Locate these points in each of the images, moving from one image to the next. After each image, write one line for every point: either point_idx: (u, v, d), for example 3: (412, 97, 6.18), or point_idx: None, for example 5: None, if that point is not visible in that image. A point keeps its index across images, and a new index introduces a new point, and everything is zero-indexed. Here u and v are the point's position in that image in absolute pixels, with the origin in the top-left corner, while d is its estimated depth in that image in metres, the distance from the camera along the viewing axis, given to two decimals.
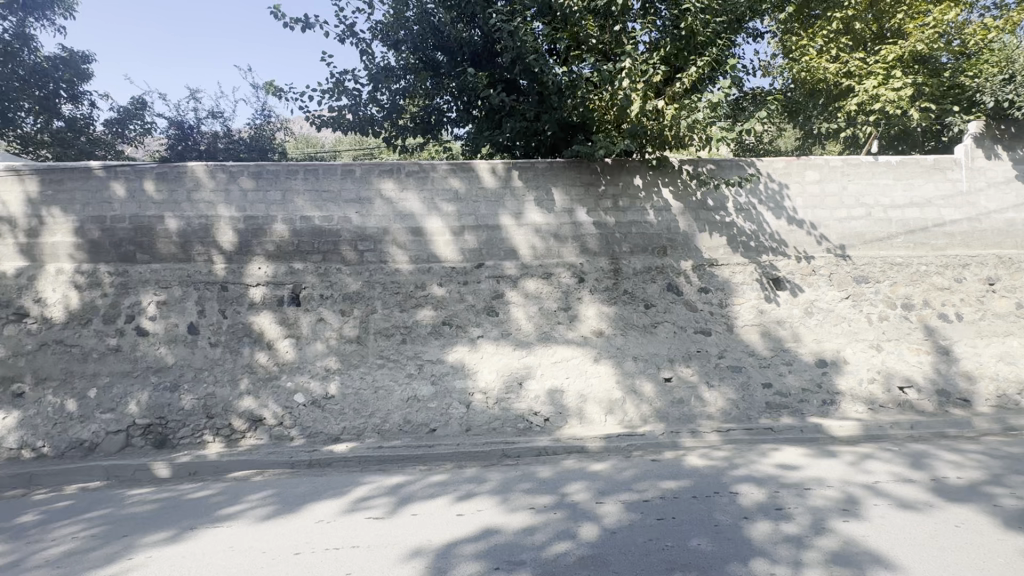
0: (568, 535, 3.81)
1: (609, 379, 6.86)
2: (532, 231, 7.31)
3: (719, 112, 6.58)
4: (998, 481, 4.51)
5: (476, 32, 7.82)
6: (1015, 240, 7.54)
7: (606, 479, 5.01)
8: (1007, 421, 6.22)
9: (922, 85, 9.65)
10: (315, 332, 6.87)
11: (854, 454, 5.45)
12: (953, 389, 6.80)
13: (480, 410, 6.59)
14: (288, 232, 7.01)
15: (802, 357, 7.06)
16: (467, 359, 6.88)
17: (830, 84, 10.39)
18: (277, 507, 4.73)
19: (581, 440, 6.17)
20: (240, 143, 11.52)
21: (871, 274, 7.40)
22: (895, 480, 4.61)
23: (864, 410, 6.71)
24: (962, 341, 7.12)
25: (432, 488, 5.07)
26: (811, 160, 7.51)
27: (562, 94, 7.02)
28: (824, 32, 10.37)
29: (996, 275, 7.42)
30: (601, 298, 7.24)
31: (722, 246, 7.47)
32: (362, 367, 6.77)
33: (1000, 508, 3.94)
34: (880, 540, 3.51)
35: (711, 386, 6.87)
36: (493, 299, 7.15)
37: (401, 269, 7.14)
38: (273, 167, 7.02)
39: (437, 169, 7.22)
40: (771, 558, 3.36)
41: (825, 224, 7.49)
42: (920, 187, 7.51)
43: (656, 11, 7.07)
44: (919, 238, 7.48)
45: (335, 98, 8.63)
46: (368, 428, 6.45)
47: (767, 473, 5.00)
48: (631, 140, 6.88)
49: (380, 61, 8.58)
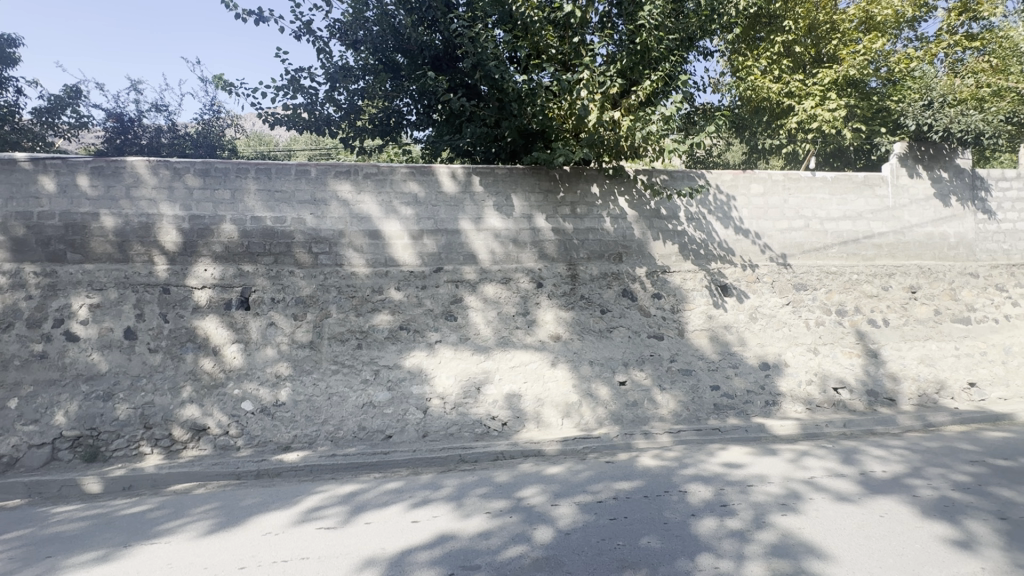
0: (523, 539, 3.83)
1: (566, 383, 6.95)
2: (491, 236, 7.35)
3: (672, 126, 6.76)
4: (917, 473, 4.91)
5: (437, 35, 7.72)
6: (934, 252, 8.24)
7: (561, 482, 5.09)
8: (926, 419, 6.73)
9: (855, 107, 10.55)
10: (265, 337, 6.61)
11: (793, 452, 5.77)
12: (881, 390, 7.30)
13: (438, 416, 6.52)
14: (236, 233, 6.72)
15: (746, 361, 7.40)
16: (425, 364, 6.80)
17: (772, 103, 10.87)
18: (220, 520, 4.51)
19: (538, 444, 6.22)
20: (186, 139, 10.98)
21: (810, 282, 7.89)
22: (829, 475, 4.93)
23: (802, 410, 7.11)
24: (888, 345, 7.69)
25: (388, 495, 4.99)
26: (755, 175, 7.94)
27: (521, 101, 7.05)
28: (767, 55, 10.82)
29: (918, 284, 8.07)
30: (559, 303, 7.36)
31: (674, 253, 7.76)
32: (315, 374, 6.57)
33: (917, 498, 4.29)
34: (814, 532, 3.74)
35: (663, 389, 7.09)
36: (452, 304, 7.12)
37: (357, 273, 6.99)
38: (221, 164, 6.72)
39: (397, 172, 7.13)
40: (717, 552, 3.51)
41: (768, 234, 7.93)
42: (852, 202, 8.11)
43: (615, 26, 7.31)
44: (852, 249, 8.06)
45: (290, 96, 8.38)
46: (321, 436, 6.26)
47: (713, 472, 5.21)
48: (588, 149, 7.03)
49: (338, 61, 8.41)
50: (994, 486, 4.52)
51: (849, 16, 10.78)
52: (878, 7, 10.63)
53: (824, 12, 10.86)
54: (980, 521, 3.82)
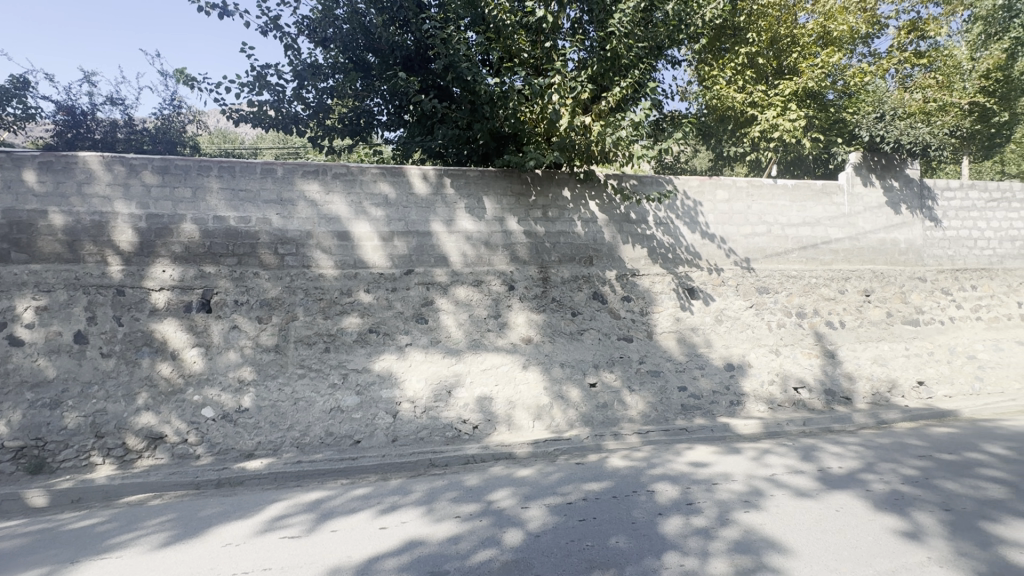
0: (492, 542, 3.82)
1: (537, 386, 6.97)
2: (462, 238, 7.32)
3: (641, 132, 6.90)
4: (870, 468, 5.14)
5: (409, 36, 7.65)
6: (886, 257, 8.68)
7: (532, 484, 5.10)
8: (879, 416, 7.03)
9: (814, 118, 11.01)
10: (227, 341, 6.39)
11: (756, 450, 5.96)
12: (837, 389, 7.60)
13: (408, 420, 6.43)
14: (197, 233, 6.48)
15: (712, 362, 7.59)
16: (395, 368, 6.71)
17: (737, 112, 11.14)
18: (176, 532, 4.32)
19: (509, 447, 6.21)
20: (144, 134, 10.55)
21: (772, 285, 8.18)
22: (789, 472, 5.11)
23: (765, 409, 7.32)
24: (844, 346, 8.03)
25: (355, 502, 4.89)
26: (720, 181, 8.18)
27: (493, 104, 7.06)
28: (732, 65, 11.13)
29: (871, 287, 8.47)
30: (530, 306, 7.40)
31: (643, 257, 7.91)
32: (281, 378, 6.39)
33: (870, 492, 4.49)
34: (774, 527, 3.86)
35: (633, 391, 7.19)
36: (423, 306, 7.05)
37: (325, 275, 6.84)
38: (182, 162, 6.47)
39: (367, 173, 7.03)
40: (683, 550, 3.58)
41: (732, 239, 8.18)
42: (811, 209, 8.46)
43: (586, 32, 7.42)
44: (811, 254, 8.40)
45: (255, 92, 8.14)
46: (286, 443, 6.08)
47: (681, 471, 5.33)
48: (560, 153, 7.08)
49: (306, 58, 8.23)
50: (939, 479, 4.78)
51: (808, 31, 11.15)
52: (834, 22, 11.12)
53: (785, 26, 11.30)
54: (927, 513, 4.03)
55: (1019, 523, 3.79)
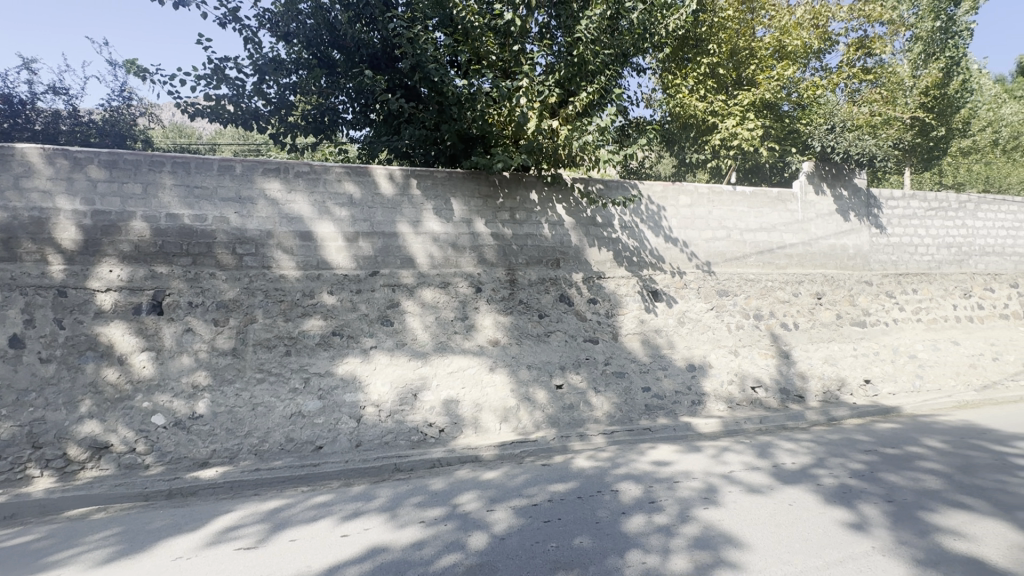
0: (457, 546, 3.79)
1: (504, 388, 6.96)
2: (429, 239, 7.26)
3: (607, 137, 7.02)
4: (821, 463, 5.39)
5: (376, 34, 7.51)
6: (836, 262, 9.13)
7: (498, 487, 5.10)
8: (829, 413, 7.37)
9: (769, 128, 11.50)
10: (180, 344, 6.10)
11: (715, 448, 6.14)
12: (791, 388, 7.92)
13: (372, 424, 6.30)
14: (148, 231, 6.17)
15: (675, 363, 7.78)
16: (359, 371, 6.57)
17: (698, 120, 11.45)
18: (121, 547, 4.09)
19: (476, 450, 6.18)
20: (90, 126, 9.94)
21: (731, 288, 8.46)
22: (745, 468, 5.29)
23: (724, 408, 7.55)
24: (798, 346, 8.39)
25: (314, 510, 4.75)
26: (683, 187, 8.42)
27: (461, 106, 7.03)
28: (694, 74, 11.47)
29: (823, 291, 8.89)
30: (498, 308, 7.40)
31: (609, 260, 8.05)
32: (238, 383, 6.15)
33: (821, 486, 4.71)
34: (731, 523, 3.99)
35: (598, 392, 7.29)
36: (388, 308, 6.94)
37: (286, 276, 6.63)
38: (132, 156, 6.16)
39: (331, 171, 6.87)
40: (645, 548, 3.65)
41: (694, 243, 8.43)
42: (768, 215, 8.81)
43: (554, 38, 7.50)
44: (767, 258, 8.75)
45: (213, 86, 7.83)
46: (244, 450, 5.85)
47: (644, 470, 5.44)
48: (527, 156, 7.13)
49: (267, 52, 7.98)
50: (883, 472, 5.07)
51: (765, 44, 11.68)
52: (789, 37, 11.62)
53: (743, 39, 11.71)
54: (871, 505, 4.25)
55: (954, 512, 4.05)
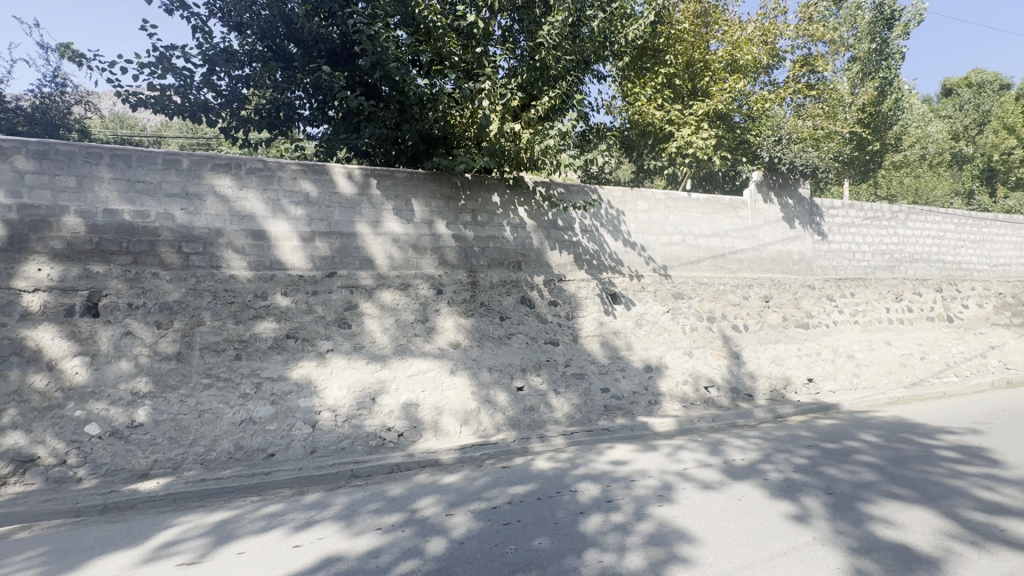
0: (414, 553, 3.72)
1: (464, 391, 6.92)
2: (389, 240, 7.13)
3: (569, 141, 7.11)
4: (768, 459, 5.65)
5: (334, 28, 7.30)
6: (782, 266, 9.62)
7: (457, 491, 5.05)
8: (776, 411, 7.72)
9: (722, 138, 11.97)
10: (118, 348, 5.73)
11: (670, 447, 6.32)
12: (742, 387, 8.26)
13: (328, 430, 6.12)
14: (84, 227, 5.77)
15: (632, 364, 7.96)
16: (314, 375, 6.36)
17: (656, 128, 11.81)
18: (48, 568, 3.79)
19: (435, 454, 6.11)
20: (18, 113, 9.19)
21: (686, 291, 8.75)
22: (698, 466, 5.48)
23: (679, 407, 7.78)
24: (748, 347, 8.75)
25: (264, 520, 4.56)
26: (641, 193, 8.65)
27: (423, 106, 6.95)
28: (652, 83, 11.82)
29: (770, 294, 9.33)
30: (459, 310, 7.35)
31: (569, 263, 8.17)
32: (183, 389, 5.82)
33: (767, 481, 4.94)
34: (685, 519, 4.12)
35: (558, 393, 7.36)
36: (346, 310, 6.76)
37: (237, 276, 6.35)
38: (65, 147, 5.74)
39: (286, 169, 6.64)
40: (602, 547, 3.71)
41: (651, 247, 8.67)
42: (720, 222, 9.18)
43: (516, 41, 7.53)
44: (720, 263, 9.11)
45: (157, 75, 7.41)
46: (188, 459, 5.55)
47: (602, 470, 5.53)
48: (490, 158, 7.12)
49: (218, 42, 7.62)
50: (823, 465, 5.36)
51: (718, 58, 12.02)
52: (740, 52, 12.05)
53: (699, 51, 12.07)
54: (813, 497, 4.49)
55: (886, 502, 4.33)
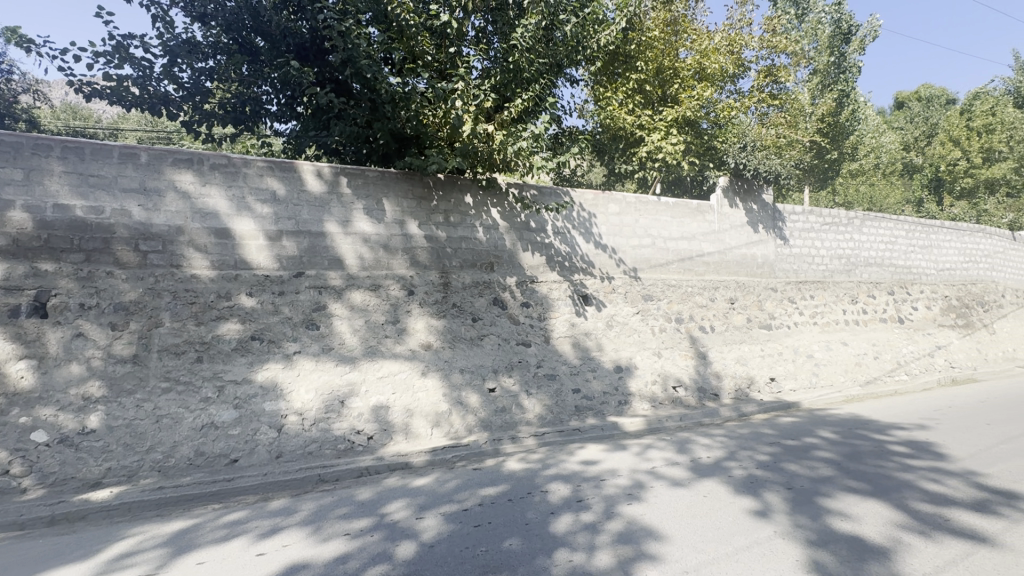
0: (383, 558, 3.67)
1: (435, 393, 6.86)
2: (359, 240, 7.01)
3: (541, 144, 7.15)
4: (733, 456, 5.81)
5: (304, 23, 7.14)
6: (747, 269, 9.93)
7: (428, 493, 5.00)
8: (741, 409, 7.95)
9: (690, 143, 12.26)
10: (68, 351, 5.44)
11: (639, 446, 6.43)
12: (708, 386, 8.48)
13: (295, 434, 5.96)
14: (31, 223, 5.46)
15: (603, 364, 8.06)
16: (280, 378, 6.19)
17: (627, 133, 12.03)
18: None
19: (406, 457, 6.03)
20: None
21: (655, 293, 8.93)
22: (667, 464, 5.59)
23: (648, 407, 7.92)
24: (714, 348, 8.98)
25: (226, 529, 4.40)
26: (612, 196, 8.78)
27: (395, 105, 6.86)
28: (624, 88, 12.03)
29: (735, 296, 9.61)
30: (430, 311, 7.29)
31: (541, 265, 8.22)
32: (139, 394, 5.57)
33: (732, 477, 5.08)
34: (653, 516, 4.20)
35: (530, 394, 7.38)
36: (314, 311, 6.60)
37: (199, 276, 6.13)
38: (11, 137, 5.42)
39: (252, 165, 6.45)
40: (572, 546, 3.74)
41: (622, 250, 8.82)
42: (688, 225, 9.40)
43: (490, 43, 7.54)
44: (687, 266, 9.34)
45: (114, 65, 7.09)
46: (145, 467, 5.31)
47: (573, 470, 5.58)
48: (462, 159, 7.09)
49: (180, 33, 7.35)
50: (784, 462, 5.56)
51: (687, 66, 12.27)
52: (708, 61, 12.29)
53: (668, 59, 12.28)
54: (774, 492, 4.64)
55: (843, 495, 4.52)
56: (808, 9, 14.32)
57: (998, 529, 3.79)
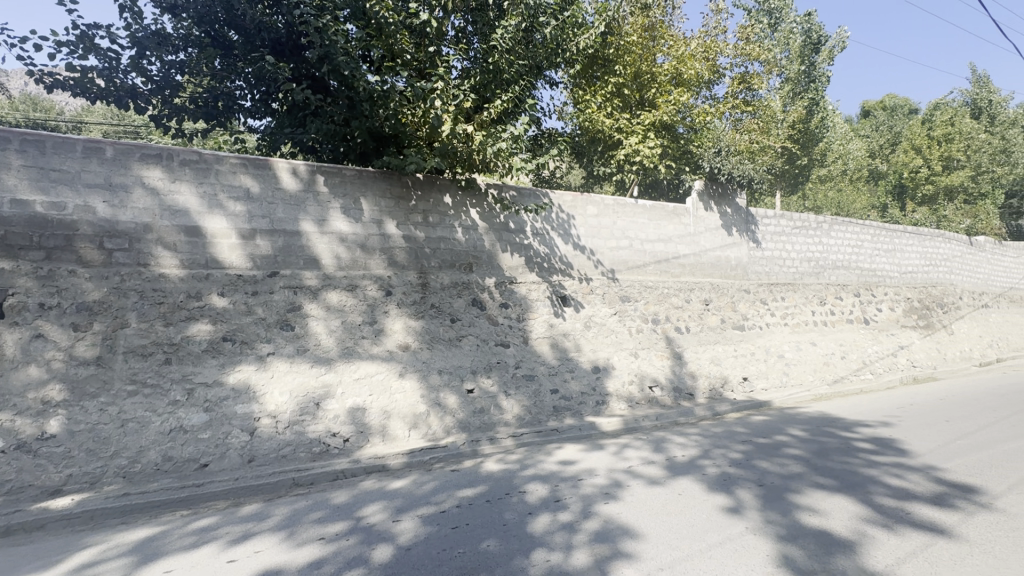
0: (359, 562, 3.62)
1: (413, 394, 6.80)
2: (335, 240, 6.91)
3: (521, 145, 7.16)
4: (707, 454, 5.92)
5: (280, 18, 6.96)
6: (721, 272, 10.14)
7: (405, 496, 4.96)
8: (715, 408, 8.11)
9: (667, 147, 12.46)
10: (27, 353, 5.21)
11: (616, 445, 6.49)
12: (683, 386, 8.62)
13: (268, 437, 5.84)
14: None
15: (581, 365, 8.12)
16: (253, 380, 6.05)
17: (606, 135, 12.17)
18: None
19: (383, 459, 5.96)
20: None
21: (632, 294, 9.04)
22: (643, 463, 5.66)
23: (625, 407, 8.02)
24: (689, 348, 9.14)
25: (195, 535, 4.28)
26: (591, 198, 8.86)
27: (373, 103, 6.77)
28: (603, 92, 12.17)
29: (710, 298, 9.80)
30: (408, 312, 7.22)
31: (520, 265, 8.24)
32: (103, 397, 5.37)
33: (706, 475, 5.18)
34: (629, 515, 4.25)
35: (509, 395, 7.39)
36: (289, 312, 6.47)
37: (168, 275, 5.94)
38: None
39: (224, 162, 6.29)
40: (550, 546, 3.75)
41: (600, 252, 8.90)
42: (664, 228, 9.55)
43: (469, 43, 7.52)
44: (664, 267, 9.49)
45: (78, 55, 6.83)
46: (109, 473, 5.12)
47: (550, 470, 5.60)
48: (441, 159, 7.05)
49: (149, 24, 7.12)
50: (756, 459, 5.70)
51: (664, 71, 12.48)
52: (685, 67, 12.52)
53: (646, 63, 12.45)
54: (747, 489, 4.75)
55: (811, 491, 4.66)
56: (780, 19, 14.73)
57: (955, 521, 3.96)
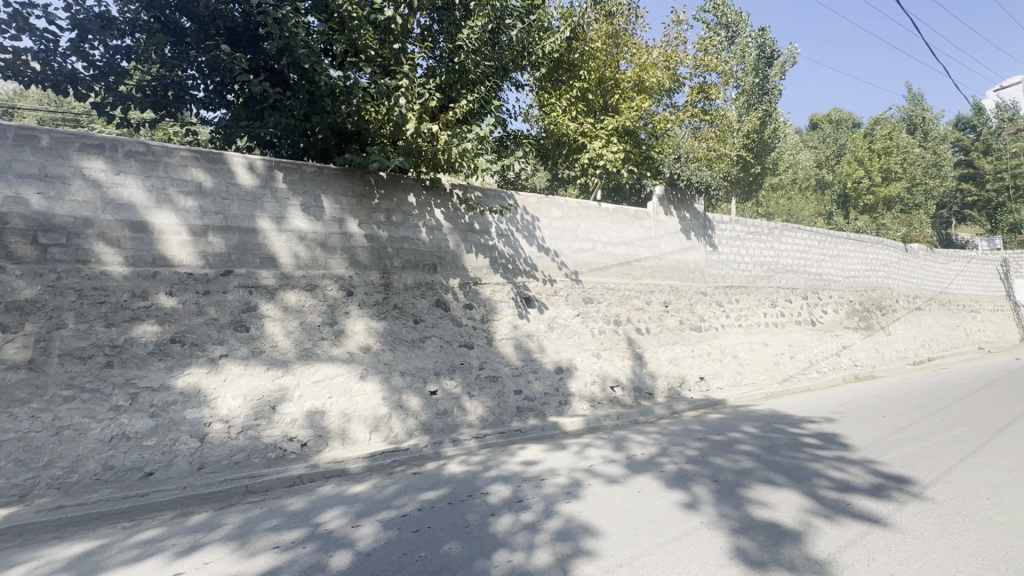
0: (316, 569, 3.51)
1: (374, 396, 6.67)
2: (294, 238, 6.70)
3: (486, 146, 7.12)
4: (665, 452, 6.08)
5: (236, 6, 6.72)
6: (680, 274, 10.45)
7: (365, 500, 4.85)
8: (673, 407, 8.34)
9: (630, 151, 12.72)
10: None
11: (578, 445, 6.57)
12: (643, 386, 8.83)
13: (219, 443, 5.60)
14: None
15: (544, 366, 8.17)
16: (204, 383, 5.78)
17: (570, 139, 12.37)
18: None
19: (342, 463, 5.82)
20: None
21: (594, 296, 9.19)
22: (604, 461, 5.76)
23: (587, 407, 8.13)
24: (649, 348, 9.36)
25: (139, 547, 4.05)
26: (555, 200, 8.96)
27: (335, 98, 6.56)
28: (568, 96, 12.41)
29: (669, 300, 10.08)
30: (370, 312, 7.08)
31: (485, 266, 8.23)
32: (36, 403, 5.00)
33: (664, 472, 5.32)
34: (590, 513, 4.31)
35: (472, 396, 7.36)
36: (243, 312, 6.22)
37: (110, 273, 5.60)
38: None
39: (175, 154, 6.00)
40: (512, 546, 3.76)
41: (564, 253, 9.00)
42: (626, 231, 9.75)
43: (435, 42, 7.45)
44: (626, 270, 9.69)
45: (10, 35, 6.34)
46: (41, 485, 4.78)
47: (513, 470, 5.61)
48: (405, 158, 6.94)
49: (92, 6, 6.69)
50: (711, 456, 5.90)
51: (627, 78, 12.57)
52: (647, 74, 12.59)
53: (609, 70, 12.52)
54: (702, 485, 4.91)
55: (762, 485, 4.86)
56: (736, 32, 15.31)
57: (890, 511, 4.23)
